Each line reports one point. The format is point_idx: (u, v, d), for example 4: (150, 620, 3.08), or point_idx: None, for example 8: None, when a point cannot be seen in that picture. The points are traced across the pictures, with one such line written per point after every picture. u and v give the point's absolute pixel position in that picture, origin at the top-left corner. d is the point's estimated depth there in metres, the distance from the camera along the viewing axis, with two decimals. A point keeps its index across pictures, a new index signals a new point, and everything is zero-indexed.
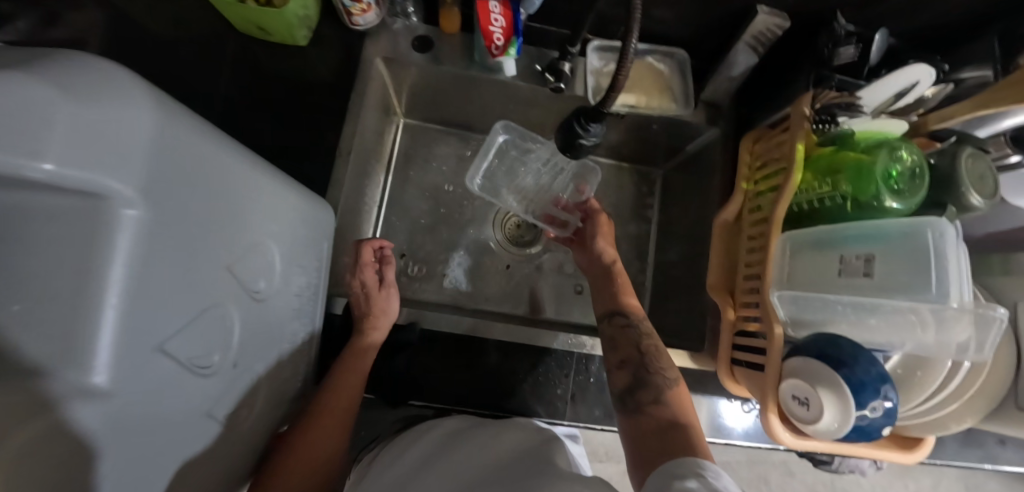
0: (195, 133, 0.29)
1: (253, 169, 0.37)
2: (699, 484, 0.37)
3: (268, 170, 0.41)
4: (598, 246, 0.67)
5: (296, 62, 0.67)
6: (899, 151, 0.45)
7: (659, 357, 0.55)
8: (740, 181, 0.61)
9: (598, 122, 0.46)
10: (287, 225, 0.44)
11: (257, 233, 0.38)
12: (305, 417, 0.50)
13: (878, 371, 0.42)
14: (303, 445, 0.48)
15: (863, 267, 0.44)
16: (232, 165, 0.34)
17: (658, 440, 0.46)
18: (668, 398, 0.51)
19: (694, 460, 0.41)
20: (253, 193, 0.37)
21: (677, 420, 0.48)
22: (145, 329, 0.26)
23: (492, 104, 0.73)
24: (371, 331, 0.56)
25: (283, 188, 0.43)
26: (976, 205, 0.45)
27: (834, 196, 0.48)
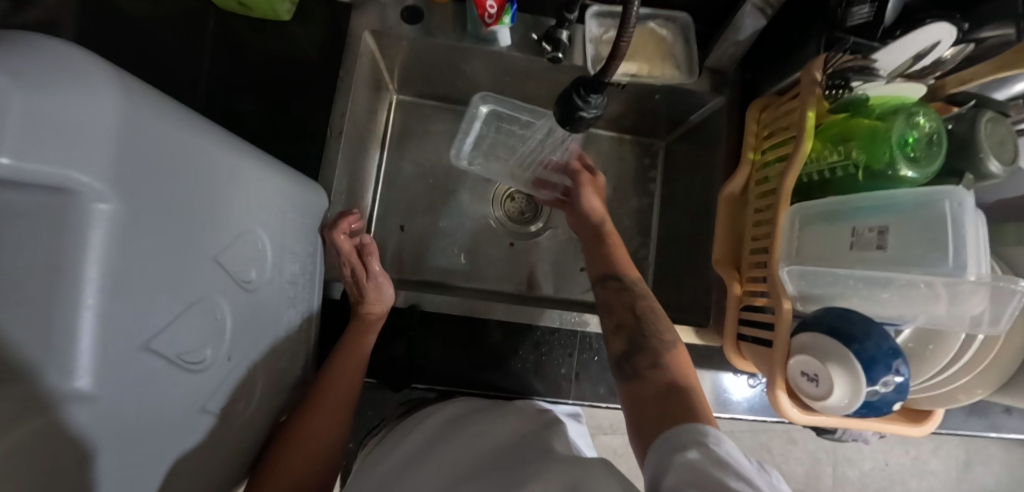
0: (165, 117, 0.27)
1: (233, 152, 0.35)
2: (699, 455, 0.36)
3: (249, 151, 0.38)
4: (586, 206, 0.66)
5: (281, 38, 0.64)
6: (919, 115, 0.42)
7: (656, 320, 0.54)
8: (747, 150, 0.59)
9: (599, 92, 0.44)
10: (273, 210, 0.42)
11: (242, 220, 0.37)
12: (306, 404, 0.50)
13: (890, 346, 0.41)
14: (304, 431, 0.48)
15: (876, 239, 0.42)
16: (210, 149, 0.32)
17: (657, 405, 0.45)
18: (668, 360, 0.50)
19: (696, 426, 0.40)
20: (234, 178, 0.35)
21: (676, 383, 0.48)
22: (128, 328, 0.25)
23: (487, 77, 0.70)
24: (368, 314, 0.56)
25: (267, 171, 0.41)
26: (994, 173, 0.43)
27: (846, 166, 0.46)
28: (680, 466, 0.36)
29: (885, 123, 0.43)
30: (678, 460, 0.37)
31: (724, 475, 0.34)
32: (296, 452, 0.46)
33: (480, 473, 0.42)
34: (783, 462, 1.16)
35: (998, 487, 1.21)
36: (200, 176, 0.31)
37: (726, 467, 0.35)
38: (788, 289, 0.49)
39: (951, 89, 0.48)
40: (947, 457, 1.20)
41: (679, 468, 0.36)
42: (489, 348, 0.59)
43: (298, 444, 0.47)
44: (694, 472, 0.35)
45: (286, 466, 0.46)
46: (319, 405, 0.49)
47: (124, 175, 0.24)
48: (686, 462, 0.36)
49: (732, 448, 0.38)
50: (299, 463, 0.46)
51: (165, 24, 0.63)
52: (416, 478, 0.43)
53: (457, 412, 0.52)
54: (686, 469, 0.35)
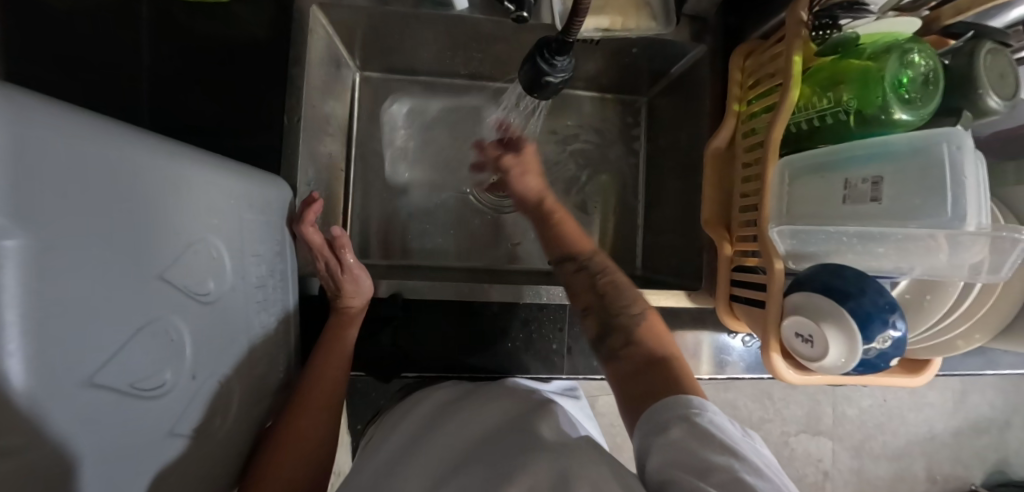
0: (80, 131, 0.24)
1: (165, 155, 0.32)
2: (681, 431, 0.37)
3: (183, 150, 0.35)
4: (522, 186, 0.63)
5: (219, 17, 0.57)
6: (913, 50, 0.39)
7: (618, 295, 0.53)
8: (732, 102, 0.55)
9: (565, 54, 0.39)
10: (226, 212, 0.39)
11: (188, 230, 0.34)
12: (291, 406, 0.49)
13: (887, 300, 0.39)
14: (292, 434, 0.48)
15: (870, 191, 0.40)
16: (138, 160, 0.29)
17: (636, 380, 0.45)
18: (640, 336, 0.49)
19: (680, 398, 0.40)
20: (171, 186, 0.32)
21: (656, 355, 0.46)
22: (65, 365, 0.23)
23: (451, 44, 0.65)
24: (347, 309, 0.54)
25: (209, 168, 0.37)
26: (994, 108, 0.40)
27: (837, 113, 0.43)
28: (664, 445, 0.37)
29: (877, 63, 0.39)
30: (661, 440, 0.37)
31: (706, 451, 0.35)
32: (293, 447, 0.47)
33: (468, 461, 0.41)
34: (783, 407, 1.19)
35: (992, 413, 1.25)
36: (129, 191, 0.28)
37: (708, 441, 0.36)
38: (780, 249, 0.46)
39: (947, 20, 0.44)
40: (944, 389, 1.23)
41: (663, 448, 0.37)
42: (477, 330, 0.58)
43: (290, 443, 0.47)
44: (678, 452, 0.36)
45: (279, 467, 0.46)
46: (310, 400, 0.49)
47: (36, 207, 0.21)
48: (669, 441, 0.37)
49: (717, 417, 0.39)
50: (294, 463, 0.47)
51: (97, 18, 0.58)
52: (399, 477, 0.43)
53: (438, 403, 0.52)
54: (669, 452, 0.36)
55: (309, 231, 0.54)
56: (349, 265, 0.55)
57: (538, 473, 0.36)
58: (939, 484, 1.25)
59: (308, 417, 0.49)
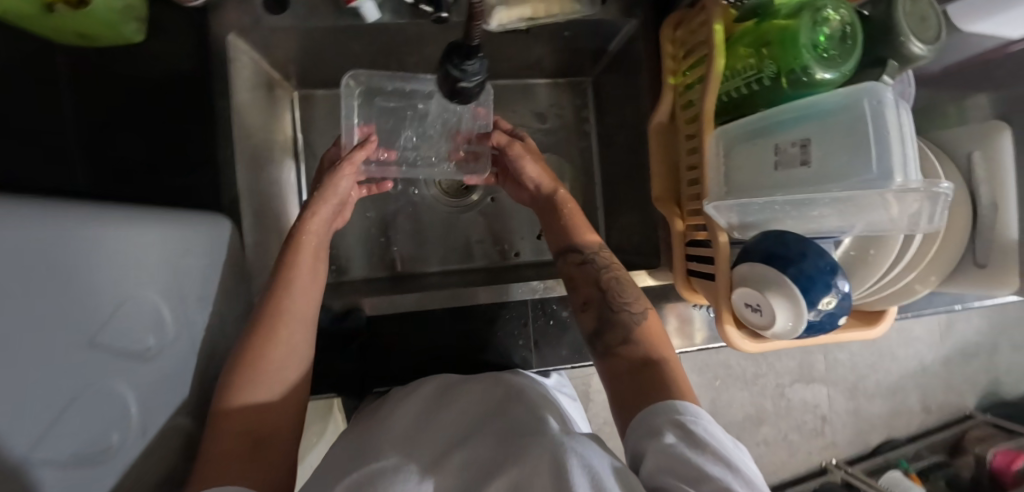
0: (14, 211, 0.25)
1: (91, 220, 0.32)
2: (678, 438, 0.38)
3: (111, 210, 0.35)
4: (526, 174, 0.60)
5: (132, 56, 0.55)
6: (828, 6, 0.38)
7: (621, 291, 0.54)
8: (667, 76, 0.54)
9: (473, 56, 0.38)
10: (161, 262, 0.39)
11: (118, 290, 0.34)
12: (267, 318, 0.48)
13: (828, 263, 0.40)
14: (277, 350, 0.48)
15: (800, 154, 0.39)
16: (66, 231, 0.29)
17: (632, 381, 0.47)
18: (635, 334, 0.50)
19: (674, 405, 0.42)
20: (98, 250, 0.32)
21: (651, 356, 0.49)
22: (14, 441, 0.24)
23: (384, 52, 0.63)
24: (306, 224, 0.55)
25: (139, 223, 0.37)
26: (919, 55, 0.40)
27: (763, 79, 0.42)
28: (660, 450, 0.37)
29: (793, 23, 0.39)
30: (656, 445, 0.38)
31: (701, 458, 0.36)
32: (265, 371, 0.47)
33: (469, 440, 0.42)
34: (776, 360, 1.20)
35: (979, 337, 1.28)
36: (58, 269, 0.28)
37: (703, 449, 0.37)
38: (721, 223, 0.45)
39: None
40: (930, 321, 1.26)
41: (658, 452, 0.37)
42: (447, 335, 0.59)
43: (273, 363, 0.47)
44: (673, 455, 0.36)
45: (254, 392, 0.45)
46: (279, 327, 0.48)
47: None
48: (664, 446, 0.37)
49: (710, 426, 0.40)
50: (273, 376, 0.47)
51: None
52: (416, 447, 0.42)
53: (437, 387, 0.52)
54: (663, 455, 0.37)
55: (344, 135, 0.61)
56: (336, 185, 0.56)
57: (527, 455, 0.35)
58: (935, 413, 1.28)
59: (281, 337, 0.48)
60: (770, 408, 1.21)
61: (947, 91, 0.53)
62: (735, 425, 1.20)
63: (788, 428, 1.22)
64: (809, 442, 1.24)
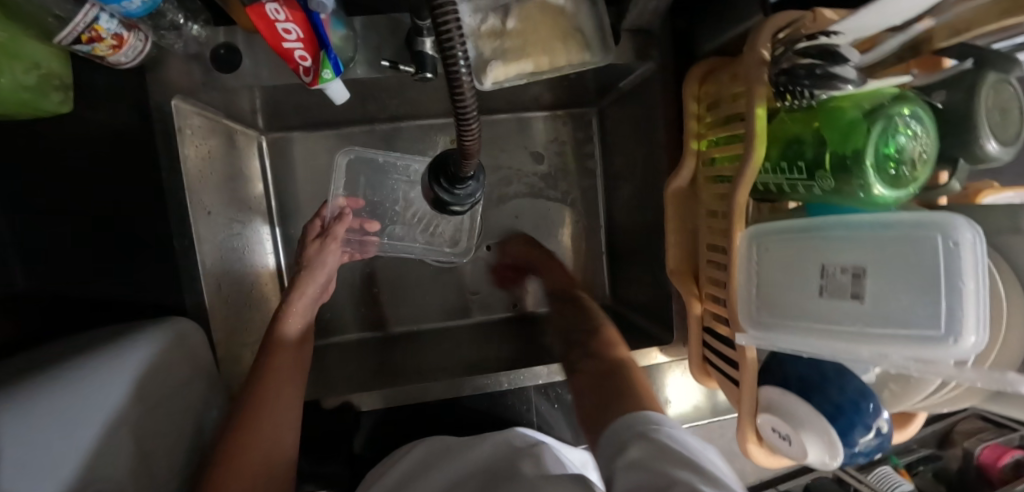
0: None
1: (45, 423, 0.30)
2: (642, 448, 0.34)
3: (62, 395, 0.33)
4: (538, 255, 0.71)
5: (62, 126, 0.46)
6: (899, 112, 0.31)
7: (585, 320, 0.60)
8: (690, 139, 0.47)
9: (465, 181, 0.31)
10: (140, 414, 0.38)
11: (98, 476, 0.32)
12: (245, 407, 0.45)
13: (871, 403, 0.35)
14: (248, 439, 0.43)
15: (851, 285, 0.33)
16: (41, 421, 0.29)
17: (595, 389, 0.48)
18: (598, 350, 0.53)
19: (642, 412, 0.39)
20: (60, 449, 0.30)
21: (614, 367, 0.50)
22: None
23: (365, 100, 0.57)
24: (294, 299, 0.54)
25: (98, 393, 0.35)
26: (996, 157, 0.34)
27: (812, 186, 0.36)
28: (628, 467, 0.33)
29: (858, 129, 0.32)
30: (624, 463, 0.34)
31: (668, 463, 0.30)
32: (244, 465, 0.41)
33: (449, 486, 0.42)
34: None
35: None
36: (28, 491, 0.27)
37: (668, 454, 0.32)
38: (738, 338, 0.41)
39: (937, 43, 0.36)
40: None
41: (626, 469, 0.32)
42: (448, 418, 0.56)
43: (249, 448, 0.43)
44: (641, 471, 0.31)
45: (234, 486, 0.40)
46: (258, 411, 0.45)
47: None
48: (631, 462, 0.33)
49: (677, 432, 0.36)
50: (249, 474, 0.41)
51: None
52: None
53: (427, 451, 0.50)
54: (631, 470, 0.32)
55: (327, 206, 0.61)
56: (322, 262, 0.56)
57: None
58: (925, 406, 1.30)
59: (263, 426, 0.44)
60: None
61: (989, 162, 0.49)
62: None
63: None
64: None
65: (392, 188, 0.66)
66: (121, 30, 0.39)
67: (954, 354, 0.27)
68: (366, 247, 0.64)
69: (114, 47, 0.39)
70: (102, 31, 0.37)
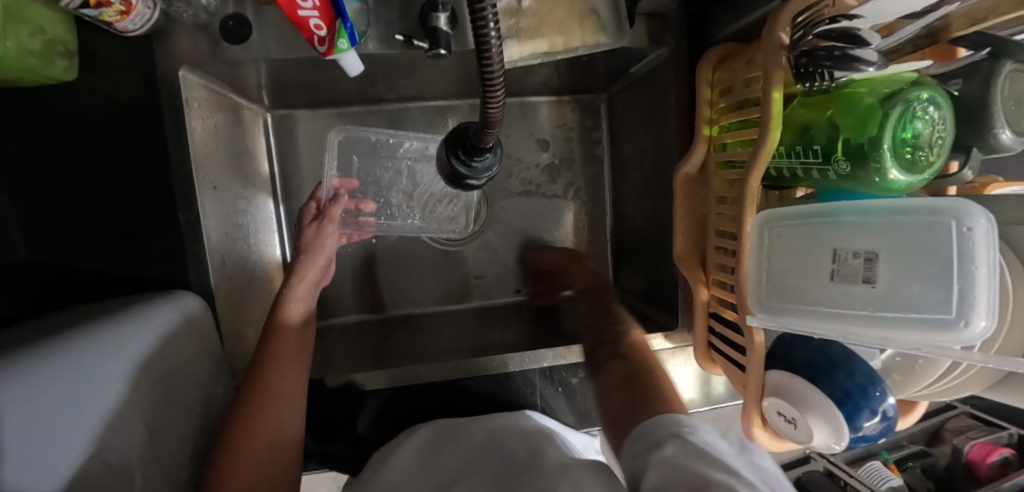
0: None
1: (48, 392, 0.29)
2: (675, 448, 0.35)
3: (68, 364, 0.32)
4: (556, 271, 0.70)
5: (65, 95, 0.45)
6: (918, 98, 0.31)
7: (610, 319, 0.60)
8: (702, 125, 0.47)
9: (483, 153, 0.31)
10: (149, 381, 0.38)
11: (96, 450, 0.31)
12: (250, 390, 0.45)
13: (878, 387, 0.35)
14: (255, 418, 0.43)
15: (863, 270, 0.34)
16: (47, 386, 0.29)
17: (622, 389, 0.48)
18: (625, 349, 0.53)
19: (675, 417, 0.40)
20: (61, 419, 0.29)
21: (634, 368, 0.50)
22: None
23: (373, 78, 0.56)
24: (295, 283, 0.52)
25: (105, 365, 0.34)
26: (1009, 147, 0.34)
27: (825, 170, 0.36)
28: (660, 464, 0.34)
29: (875, 112, 0.31)
30: (656, 458, 0.35)
31: (705, 466, 0.32)
32: (253, 449, 0.42)
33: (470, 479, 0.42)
34: None
35: None
36: (25, 462, 0.26)
37: (703, 457, 0.33)
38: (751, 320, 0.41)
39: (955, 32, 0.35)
40: None
41: (659, 466, 0.34)
42: (451, 401, 0.56)
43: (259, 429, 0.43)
44: (676, 468, 0.33)
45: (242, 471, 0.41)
46: (264, 396, 0.44)
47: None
48: (664, 458, 0.34)
49: (709, 434, 0.37)
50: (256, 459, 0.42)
51: None
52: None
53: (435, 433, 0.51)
54: (666, 465, 0.33)
55: (321, 187, 0.58)
56: (320, 246, 0.54)
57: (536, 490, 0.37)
58: None
59: (264, 413, 0.44)
60: None
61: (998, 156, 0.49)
62: None
63: None
64: None
65: (385, 169, 0.64)
66: None
67: (961, 337, 0.29)
68: (364, 227, 0.62)
69: (122, 13, 0.38)
70: None
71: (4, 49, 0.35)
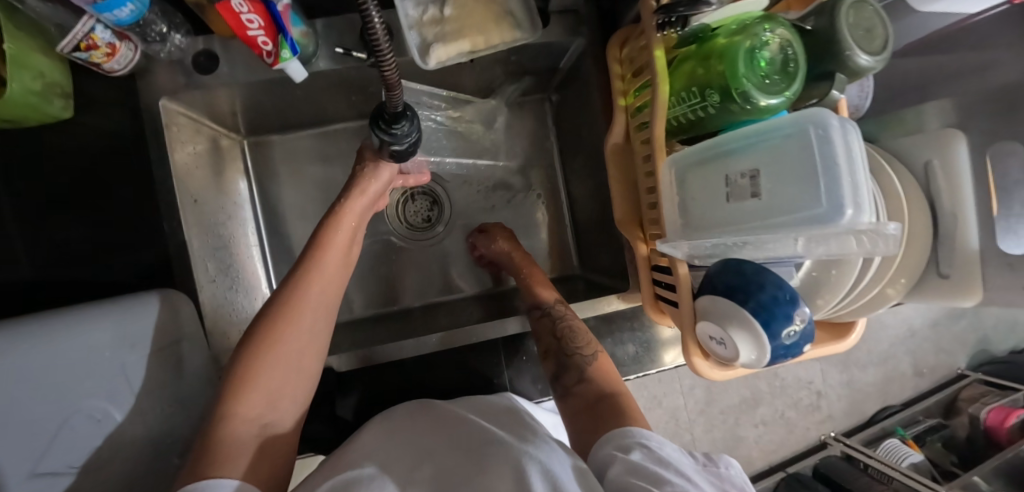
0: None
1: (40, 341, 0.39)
2: (642, 455, 0.36)
3: (74, 325, 0.41)
4: (496, 251, 0.69)
5: (62, 131, 0.52)
6: (764, 32, 0.36)
7: (574, 337, 0.54)
8: (618, 97, 0.52)
9: (399, 121, 0.37)
10: (139, 345, 0.45)
11: (59, 408, 0.39)
12: (298, 281, 0.44)
13: (787, 293, 0.39)
14: (295, 311, 0.42)
15: (750, 186, 0.38)
16: (56, 337, 0.40)
17: (589, 414, 0.46)
18: (592, 374, 0.50)
19: (635, 431, 0.40)
20: (43, 362, 0.39)
21: (603, 392, 0.48)
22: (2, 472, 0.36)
23: (333, 97, 0.63)
24: (357, 194, 0.53)
25: (82, 337, 0.41)
26: (866, 66, 0.39)
27: (708, 108, 0.41)
28: (626, 460, 0.36)
29: (732, 47, 0.37)
30: (622, 458, 0.37)
31: (664, 472, 0.34)
32: (283, 349, 0.40)
33: (454, 446, 0.45)
34: None
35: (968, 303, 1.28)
36: None
37: (666, 465, 0.35)
38: (678, 254, 0.44)
39: None
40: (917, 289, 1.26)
41: (624, 462, 0.36)
42: (426, 379, 0.60)
43: (298, 322, 0.42)
44: (639, 465, 0.35)
45: (269, 368, 0.39)
46: (306, 299, 0.43)
47: None
48: (628, 460, 0.36)
49: (673, 450, 0.38)
50: (282, 369, 0.40)
51: None
52: (378, 454, 0.46)
53: (409, 410, 0.54)
54: (630, 463, 0.35)
55: None
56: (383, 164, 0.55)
57: (494, 469, 0.37)
58: (928, 376, 1.25)
59: (304, 310, 0.42)
60: (765, 390, 1.16)
61: (897, 97, 0.54)
62: (732, 409, 1.15)
63: (784, 406, 1.18)
64: (806, 419, 1.19)
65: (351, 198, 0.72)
66: (113, 39, 0.45)
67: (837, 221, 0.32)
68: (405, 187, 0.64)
69: (108, 55, 0.46)
70: (97, 39, 0.44)
71: (12, 89, 0.42)
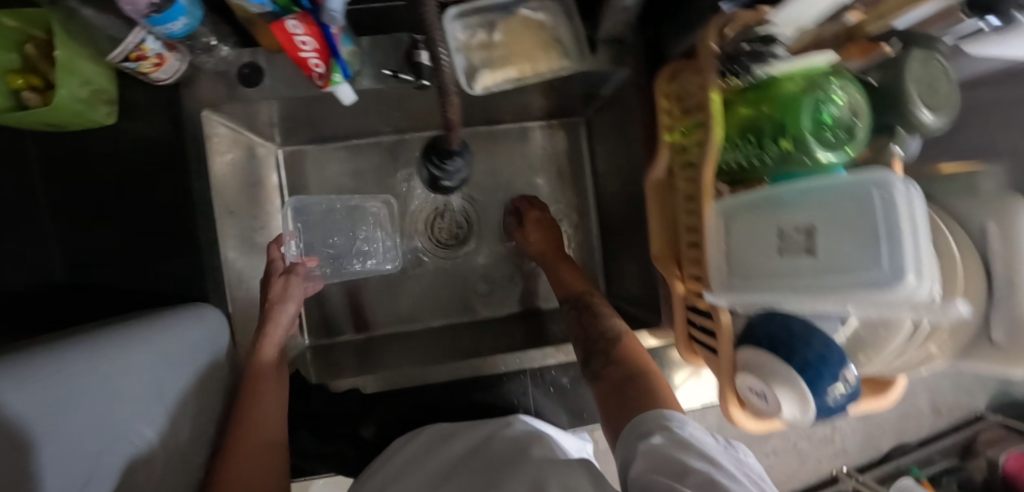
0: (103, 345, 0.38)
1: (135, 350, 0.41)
2: (663, 439, 0.37)
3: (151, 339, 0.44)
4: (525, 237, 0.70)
5: (105, 136, 0.53)
6: (832, 88, 0.36)
7: (602, 323, 0.56)
8: (664, 132, 0.51)
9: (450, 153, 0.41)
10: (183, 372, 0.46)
11: (117, 425, 0.37)
12: (227, 441, 0.47)
13: (836, 354, 0.37)
14: (228, 469, 0.45)
15: (805, 242, 0.36)
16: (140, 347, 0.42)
17: (618, 395, 0.47)
18: (621, 356, 0.51)
19: (662, 413, 0.41)
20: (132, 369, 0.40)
21: (632, 373, 0.49)
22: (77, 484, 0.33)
23: (371, 112, 0.63)
24: (265, 331, 0.55)
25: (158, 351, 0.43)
26: (931, 123, 0.38)
27: (764, 158, 0.41)
28: (647, 452, 0.36)
29: (797, 102, 0.36)
30: (644, 445, 0.37)
31: (686, 456, 0.34)
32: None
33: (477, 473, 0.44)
34: None
35: None
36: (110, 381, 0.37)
37: (688, 449, 0.35)
38: (720, 301, 0.44)
39: (870, 25, 0.39)
40: None
41: (647, 455, 0.36)
42: (449, 402, 0.59)
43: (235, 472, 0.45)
44: (659, 456, 0.35)
45: None
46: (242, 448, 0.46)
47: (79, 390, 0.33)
48: (650, 446, 0.37)
49: (696, 429, 0.39)
50: None
51: None
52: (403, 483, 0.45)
53: (433, 436, 0.53)
54: (651, 459, 0.35)
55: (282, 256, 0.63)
56: (289, 297, 0.58)
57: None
58: (946, 415, 1.22)
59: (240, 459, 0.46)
60: None
61: (951, 148, 0.52)
62: (744, 437, 1.14)
63: (797, 437, 1.16)
64: (818, 451, 1.18)
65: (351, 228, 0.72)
66: (162, 50, 0.45)
67: (897, 291, 0.30)
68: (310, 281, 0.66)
69: (156, 64, 0.46)
70: (147, 50, 0.44)
71: (60, 96, 0.43)
